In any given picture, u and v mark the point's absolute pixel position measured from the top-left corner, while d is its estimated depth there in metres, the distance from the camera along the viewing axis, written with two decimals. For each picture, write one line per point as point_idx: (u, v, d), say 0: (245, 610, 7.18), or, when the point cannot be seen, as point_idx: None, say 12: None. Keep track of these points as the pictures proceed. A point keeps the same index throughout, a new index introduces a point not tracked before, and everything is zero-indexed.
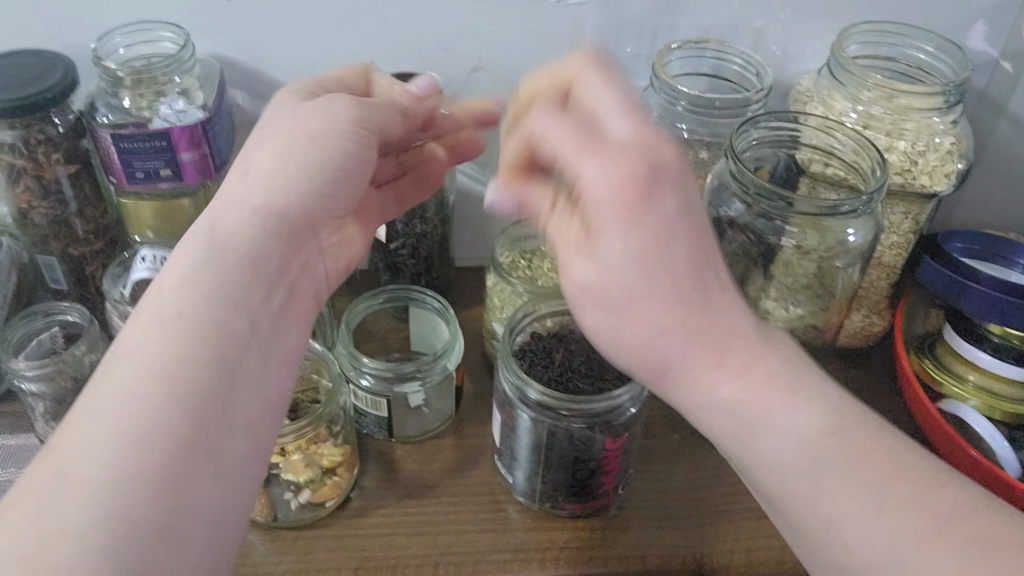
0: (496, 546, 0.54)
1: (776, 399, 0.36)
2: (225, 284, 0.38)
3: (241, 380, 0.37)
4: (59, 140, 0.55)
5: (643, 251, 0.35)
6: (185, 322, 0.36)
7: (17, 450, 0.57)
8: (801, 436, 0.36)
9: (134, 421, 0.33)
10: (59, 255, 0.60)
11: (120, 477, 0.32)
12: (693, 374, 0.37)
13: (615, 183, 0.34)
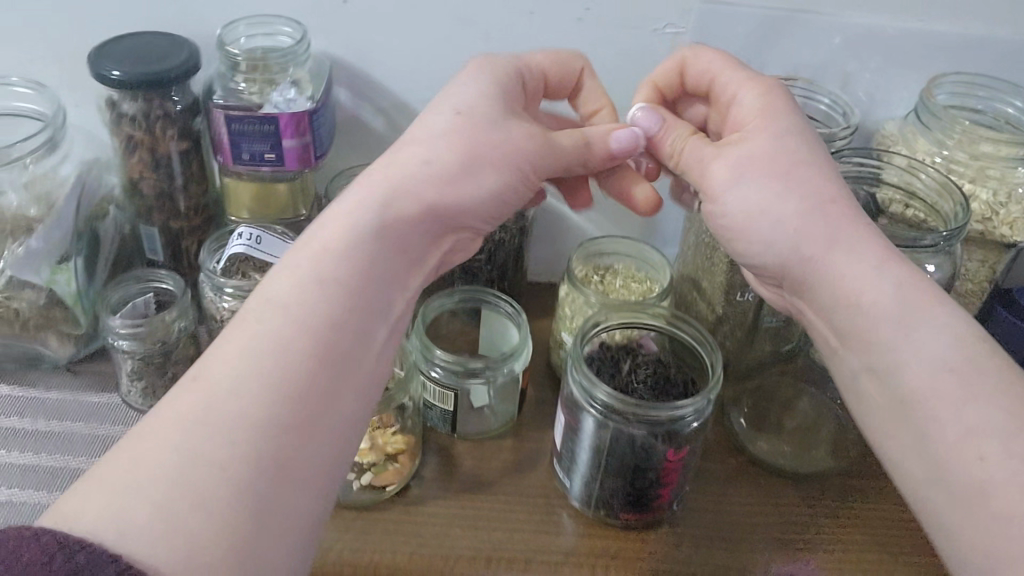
0: (548, 547, 0.55)
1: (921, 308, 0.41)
2: (371, 241, 0.41)
3: (375, 329, 0.40)
4: (176, 117, 0.59)
5: (782, 156, 0.46)
6: (333, 264, 0.39)
7: (98, 407, 0.60)
8: (943, 339, 0.40)
9: (278, 350, 0.36)
10: (159, 226, 0.63)
11: (252, 441, 0.34)
12: (848, 257, 0.43)
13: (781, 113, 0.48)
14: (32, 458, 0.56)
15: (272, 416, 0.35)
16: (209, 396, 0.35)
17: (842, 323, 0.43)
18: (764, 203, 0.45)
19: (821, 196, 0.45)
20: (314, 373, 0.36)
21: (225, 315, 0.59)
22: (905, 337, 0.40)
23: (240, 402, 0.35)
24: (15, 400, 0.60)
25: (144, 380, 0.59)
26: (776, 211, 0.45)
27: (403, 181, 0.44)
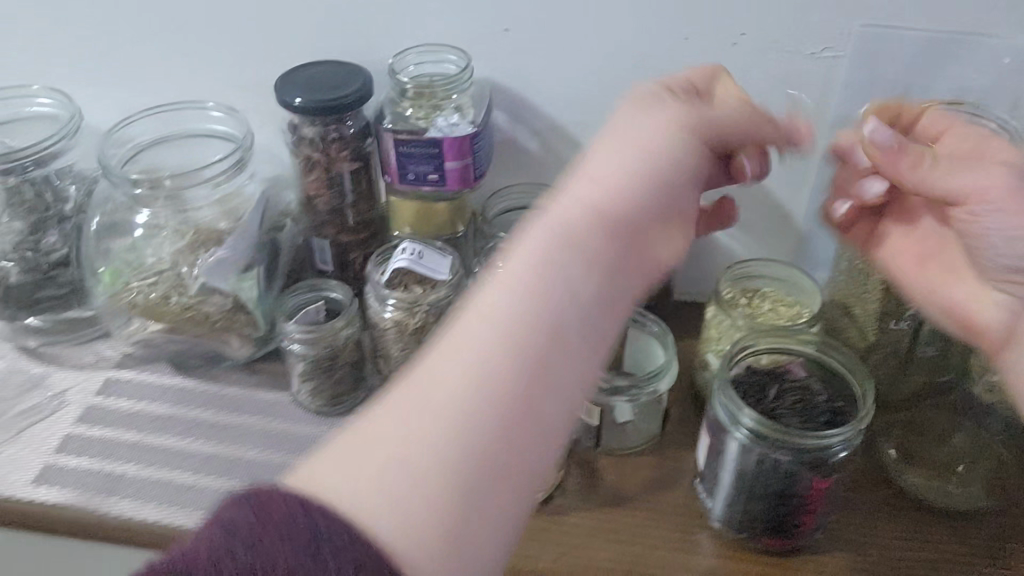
0: (687, 565, 0.56)
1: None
2: (572, 264, 0.39)
3: (571, 349, 0.38)
4: (349, 140, 0.63)
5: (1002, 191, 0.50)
6: (530, 287, 0.39)
7: (271, 404, 0.66)
8: None
9: (472, 379, 0.36)
10: (331, 240, 0.68)
11: (446, 466, 0.34)
12: None
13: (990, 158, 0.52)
14: (216, 446, 0.62)
15: (469, 441, 0.35)
16: (422, 398, 0.36)
17: None
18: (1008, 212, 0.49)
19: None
20: (504, 404, 0.36)
21: (387, 323, 0.63)
22: None
23: (441, 420, 0.35)
24: (199, 395, 0.67)
25: (312, 381, 0.64)
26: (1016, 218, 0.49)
27: (604, 196, 0.42)
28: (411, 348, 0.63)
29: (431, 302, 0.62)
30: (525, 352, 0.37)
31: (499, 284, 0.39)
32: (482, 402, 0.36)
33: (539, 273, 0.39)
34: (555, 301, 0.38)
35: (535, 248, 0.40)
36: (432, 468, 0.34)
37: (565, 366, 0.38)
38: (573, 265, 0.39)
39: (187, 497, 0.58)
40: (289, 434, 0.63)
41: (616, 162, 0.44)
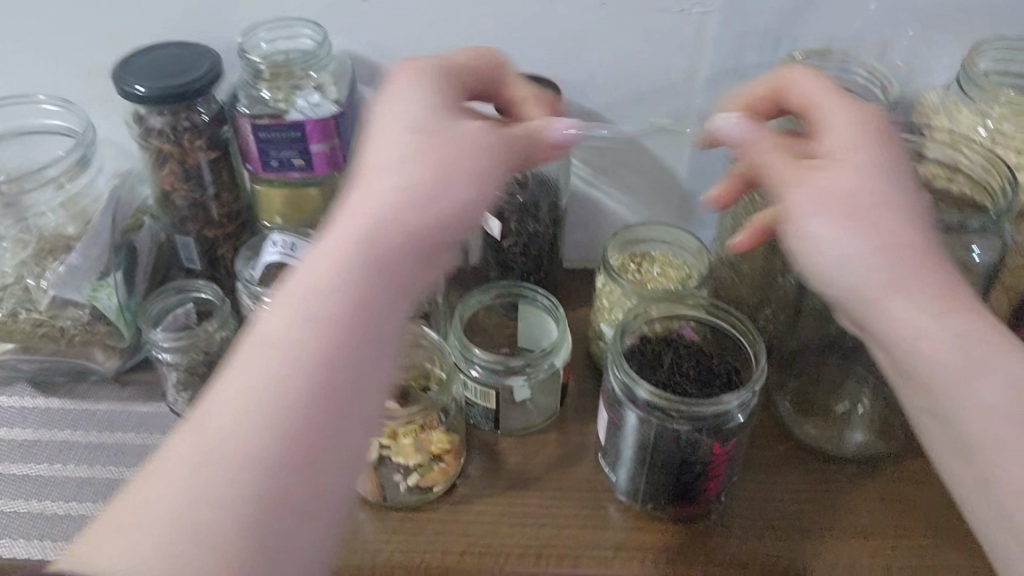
0: (597, 542, 0.55)
1: (954, 306, 0.38)
2: (375, 282, 0.38)
3: (379, 375, 0.37)
4: (203, 128, 0.58)
5: (868, 190, 0.39)
6: (325, 308, 0.36)
7: (148, 417, 0.61)
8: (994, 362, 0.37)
9: (260, 409, 0.34)
10: (195, 236, 0.63)
11: (243, 497, 0.33)
12: (912, 286, 0.38)
13: (848, 101, 0.44)
14: (86, 470, 0.57)
15: (261, 476, 0.33)
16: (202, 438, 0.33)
17: (897, 351, 0.39)
18: (851, 214, 0.39)
19: (873, 203, 0.39)
20: (303, 436, 0.34)
21: None
22: (957, 358, 0.37)
23: (233, 456, 0.33)
24: (62, 416, 0.61)
25: (189, 390, 0.60)
26: (861, 221, 0.39)
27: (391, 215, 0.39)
28: None
29: None
30: (321, 385, 0.35)
31: (293, 298, 0.37)
32: (278, 435, 0.34)
33: (333, 292, 0.37)
34: (360, 322, 0.37)
35: (323, 261, 0.38)
36: (224, 497, 0.32)
37: (368, 397, 0.36)
38: (364, 276, 0.37)
39: (65, 528, 0.54)
40: None
41: (387, 179, 0.40)
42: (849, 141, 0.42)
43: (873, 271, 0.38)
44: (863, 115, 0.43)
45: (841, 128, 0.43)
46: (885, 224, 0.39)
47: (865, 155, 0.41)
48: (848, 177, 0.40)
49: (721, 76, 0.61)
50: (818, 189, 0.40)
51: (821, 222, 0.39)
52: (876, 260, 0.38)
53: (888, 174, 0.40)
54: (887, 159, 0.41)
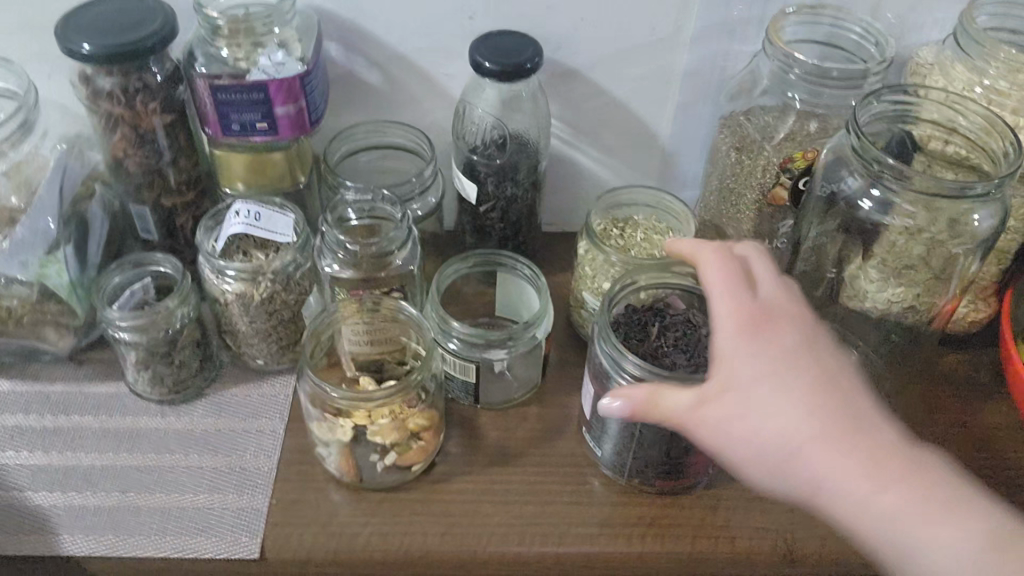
0: (582, 518, 0.53)
1: (885, 476, 0.42)
2: None
3: None
4: (156, 89, 0.54)
5: (770, 372, 0.44)
6: None
7: (106, 399, 0.58)
8: (927, 508, 0.41)
9: None
10: (151, 205, 0.59)
11: None
12: (842, 469, 0.42)
13: (743, 295, 0.47)
14: (43, 457, 0.54)
15: None
16: None
17: (843, 523, 0.43)
18: (759, 412, 0.43)
19: (792, 386, 0.43)
20: None
21: (228, 297, 0.56)
22: (892, 517, 0.41)
23: None
24: (14, 399, 0.57)
25: (150, 370, 0.56)
26: (776, 415, 0.43)
27: None
28: (260, 322, 0.57)
29: (275, 270, 0.55)
30: None
31: None
32: None
33: None
34: None
35: None
36: None
37: None
38: None
39: (21, 522, 0.51)
40: (128, 432, 0.56)
41: None
42: (743, 335, 0.45)
43: (818, 457, 0.42)
44: (792, 332, 0.45)
45: (734, 334, 0.45)
46: (798, 438, 0.42)
47: (783, 428, 0.43)
48: (766, 401, 0.43)
49: (715, 27, 0.58)
50: (716, 391, 0.44)
51: (775, 454, 0.43)
52: (820, 447, 0.42)
53: (795, 358, 0.44)
54: (795, 338, 0.45)
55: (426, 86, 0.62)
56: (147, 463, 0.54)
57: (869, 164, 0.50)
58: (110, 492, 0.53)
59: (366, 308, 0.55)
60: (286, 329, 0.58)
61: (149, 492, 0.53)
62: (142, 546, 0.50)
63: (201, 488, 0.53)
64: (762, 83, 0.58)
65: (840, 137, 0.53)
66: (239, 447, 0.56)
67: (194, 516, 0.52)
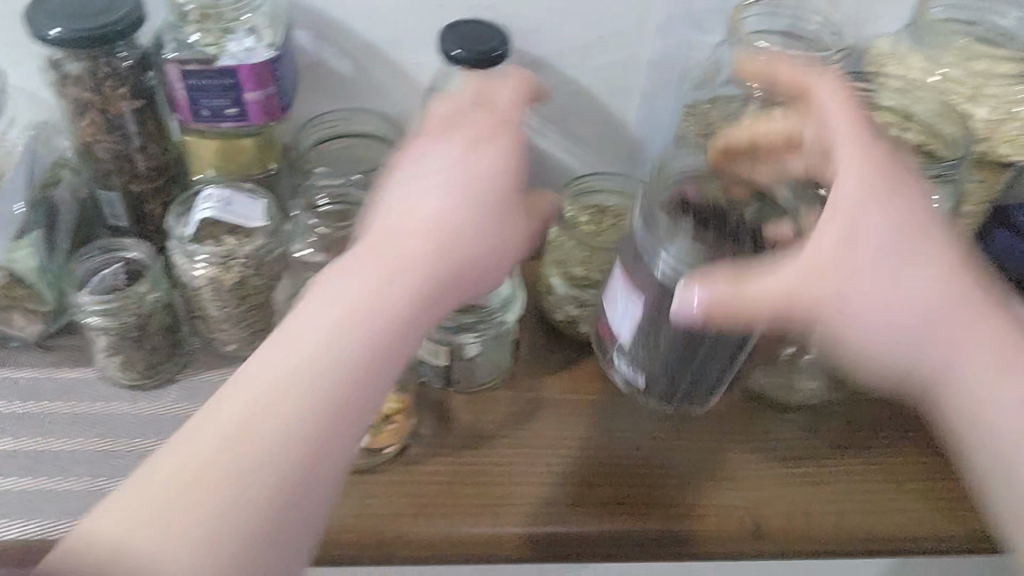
0: (554, 498, 0.54)
1: (1005, 358, 0.44)
2: None
3: None
4: (125, 74, 0.54)
5: (935, 291, 0.43)
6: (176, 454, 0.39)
7: (76, 384, 0.58)
8: (998, 361, 0.44)
9: (164, 480, 0.38)
10: (120, 191, 0.59)
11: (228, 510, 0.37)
12: (964, 335, 0.44)
13: (882, 193, 0.43)
14: (11, 443, 0.54)
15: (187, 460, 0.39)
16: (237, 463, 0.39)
17: (938, 373, 0.45)
18: (922, 287, 0.43)
19: (924, 285, 0.43)
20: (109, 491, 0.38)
21: (199, 282, 0.56)
22: (982, 377, 0.44)
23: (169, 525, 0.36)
24: None
25: (121, 355, 0.56)
26: (922, 303, 0.43)
27: None
28: (231, 307, 0.57)
29: (248, 254, 0.56)
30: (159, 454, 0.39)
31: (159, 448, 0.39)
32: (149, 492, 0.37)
33: None
34: None
35: None
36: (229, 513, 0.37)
37: None
38: None
39: None
40: (98, 418, 0.56)
41: None
42: (866, 187, 0.43)
43: (974, 331, 0.44)
44: (929, 197, 0.45)
45: (828, 232, 0.42)
46: (924, 292, 0.43)
47: (885, 232, 0.43)
48: (899, 274, 0.43)
49: (680, 17, 0.60)
50: (881, 247, 0.43)
51: (835, 290, 0.42)
52: (970, 333, 0.44)
53: (918, 222, 0.44)
54: (910, 202, 0.44)
55: (395, 74, 0.62)
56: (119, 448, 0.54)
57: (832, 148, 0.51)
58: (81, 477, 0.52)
59: None
60: (257, 314, 0.58)
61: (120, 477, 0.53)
62: None
63: None
64: (725, 71, 0.59)
65: None
66: None
67: None
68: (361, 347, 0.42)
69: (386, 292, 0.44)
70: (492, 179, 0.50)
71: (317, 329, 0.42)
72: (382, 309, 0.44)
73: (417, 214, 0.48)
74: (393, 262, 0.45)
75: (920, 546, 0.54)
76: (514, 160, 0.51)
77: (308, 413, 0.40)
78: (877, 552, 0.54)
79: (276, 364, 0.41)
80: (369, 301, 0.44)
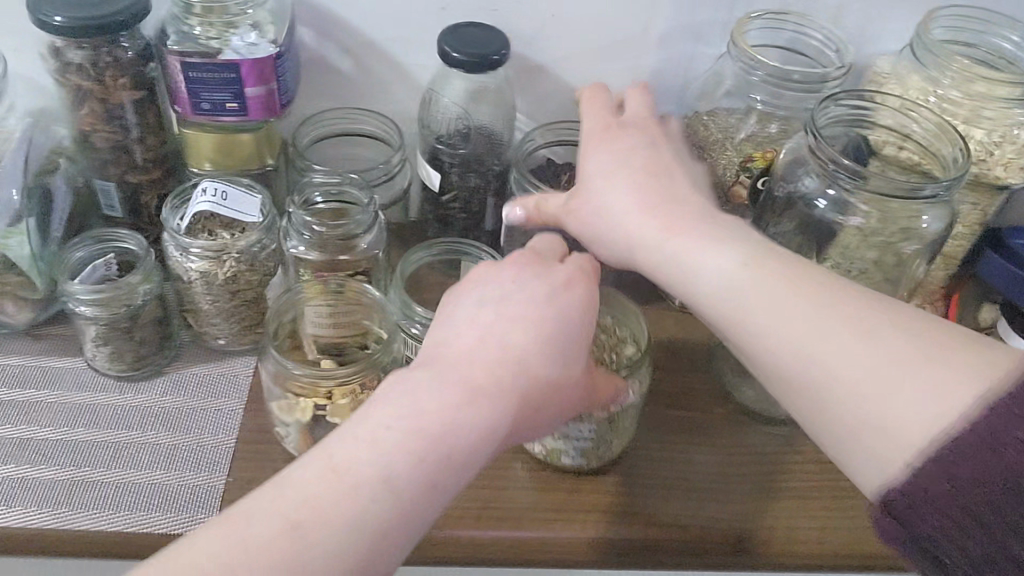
0: (538, 504, 0.54)
1: (837, 317, 0.39)
2: None
3: None
4: (126, 64, 0.54)
5: (739, 245, 0.43)
6: (270, 546, 0.36)
7: (65, 373, 0.58)
8: (827, 315, 0.40)
9: None
10: (117, 181, 0.59)
11: None
12: (772, 292, 0.41)
13: (697, 219, 0.45)
14: None
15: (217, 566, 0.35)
16: (242, 543, 0.36)
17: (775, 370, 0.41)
18: (721, 239, 0.44)
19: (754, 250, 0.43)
20: None
21: (190, 275, 0.56)
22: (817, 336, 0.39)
23: None
24: None
25: (110, 345, 0.56)
26: (730, 251, 0.43)
27: None
28: (221, 301, 0.57)
29: (240, 250, 0.55)
30: None
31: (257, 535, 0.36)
32: None
33: None
34: None
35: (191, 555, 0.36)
36: None
37: None
38: None
39: None
40: (86, 407, 0.56)
41: None
42: (674, 203, 0.46)
43: (768, 292, 0.41)
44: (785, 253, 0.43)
45: (673, 146, 0.52)
46: (804, 333, 0.40)
47: (732, 267, 0.42)
48: (766, 291, 0.41)
49: (682, 28, 0.60)
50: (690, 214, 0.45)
51: (716, 305, 0.43)
52: (797, 300, 0.40)
53: (791, 282, 0.41)
54: (801, 284, 0.41)
55: (396, 74, 0.62)
56: (105, 437, 0.54)
57: (825, 164, 0.51)
58: (64, 467, 0.52)
59: (330, 289, 0.55)
60: (249, 310, 0.59)
61: (105, 468, 0.52)
62: (94, 521, 0.50)
63: (157, 464, 0.53)
64: (725, 85, 0.60)
65: (799, 139, 0.55)
66: (197, 427, 0.55)
67: (149, 492, 0.51)
68: (377, 523, 0.38)
69: (372, 499, 0.38)
70: (514, 370, 0.42)
71: (279, 542, 0.36)
72: (382, 498, 0.38)
73: (427, 404, 0.41)
74: (402, 450, 0.39)
75: (914, 564, 0.54)
76: (556, 334, 0.44)
77: (286, 539, 0.36)
78: (855, 569, 0.54)
79: (293, 497, 0.38)
80: (352, 502, 0.38)
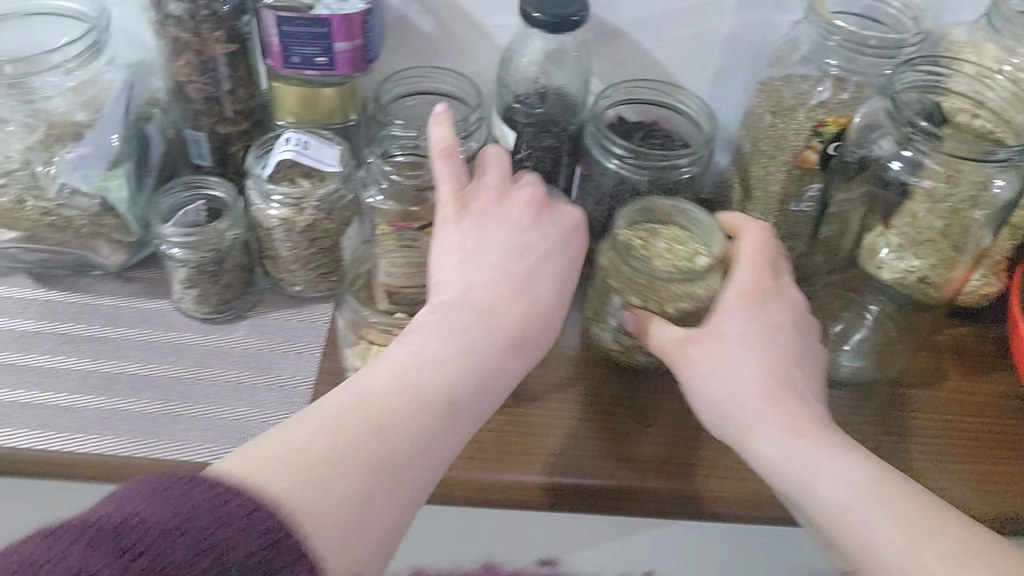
0: (601, 452, 0.56)
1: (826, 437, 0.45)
2: None
3: None
4: (223, 18, 0.56)
5: (780, 393, 0.47)
6: (332, 432, 0.39)
7: (154, 313, 0.61)
8: (835, 451, 0.45)
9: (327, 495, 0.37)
10: (207, 131, 0.61)
11: (302, 470, 0.37)
12: (768, 418, 0.46)
13: (784, 388, 0.47)
14: (89, 363, 0.57)
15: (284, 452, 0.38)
16: (299, 434, 0.39)
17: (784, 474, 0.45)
18: (784, 411, 0.46)
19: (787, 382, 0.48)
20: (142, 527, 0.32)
21: (273, 221, 0.59)
22: (826, 466, 0.44)
23: (311, 471, 0.37)
24: (67, 307, 0.60)
25: (197, 288, 0.59)
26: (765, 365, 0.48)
27: None
28: (301, 248, 0.60)
29: (319, 198, 0.58)
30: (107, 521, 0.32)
31: (318, 424, 0.40)
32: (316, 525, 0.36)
33: None
34: None
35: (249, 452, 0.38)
36: (335, 494, 0.37)
37: None
38: None
39: (71, 421, 0.53)
40: (174, 345, 0.59)
41: None
42: (752, 334, 0.50)
43: (799, 437, 0.46)
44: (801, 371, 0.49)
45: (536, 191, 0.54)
46: (799, 436, 0.45)
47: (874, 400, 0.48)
48: (762, 392, 0.47)
49: None
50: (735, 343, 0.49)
51: (756, 432, 0.47)
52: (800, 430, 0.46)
53: (787, 392, 0.47)
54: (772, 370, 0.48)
55: (475, 35, 0.64)
56: (191, 373, 0.57)
57: (901, 126, 0.53)
58: (154, 399, 0.55)
59: (403, 241, 0.57)
60: (325, 257, 0.61)
61: (191, 402, 0.55)
62: (183, 451, 0.52)
63: (241, 400, 0.56)
64: (801, 49, 0.60)
65: (872, 104, 0.55)
66: (277, 367, 0.58)
67: (232, 427, 0.54)
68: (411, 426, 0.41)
69: (419, 399, 0.42)
70: (509, 307, 0.48)
71: (352, 432, 0.40)
72: (408, 409, 0.42)
73: (457, 328, 0.46)
74: (447, 368, 0.44)
75: None
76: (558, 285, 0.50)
77: (345, 425, 0.40)
78: None
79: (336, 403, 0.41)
80: (394, 402, 0.42)
